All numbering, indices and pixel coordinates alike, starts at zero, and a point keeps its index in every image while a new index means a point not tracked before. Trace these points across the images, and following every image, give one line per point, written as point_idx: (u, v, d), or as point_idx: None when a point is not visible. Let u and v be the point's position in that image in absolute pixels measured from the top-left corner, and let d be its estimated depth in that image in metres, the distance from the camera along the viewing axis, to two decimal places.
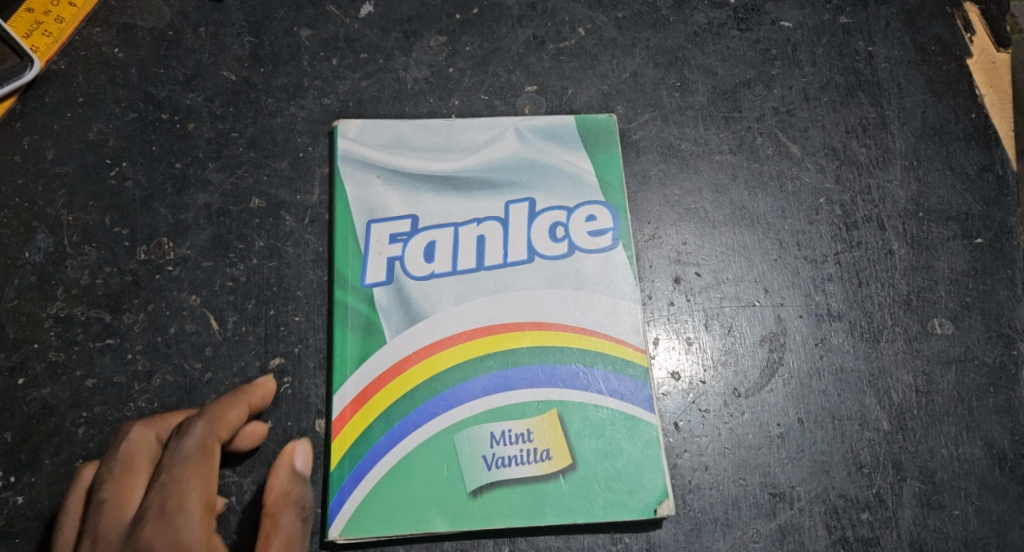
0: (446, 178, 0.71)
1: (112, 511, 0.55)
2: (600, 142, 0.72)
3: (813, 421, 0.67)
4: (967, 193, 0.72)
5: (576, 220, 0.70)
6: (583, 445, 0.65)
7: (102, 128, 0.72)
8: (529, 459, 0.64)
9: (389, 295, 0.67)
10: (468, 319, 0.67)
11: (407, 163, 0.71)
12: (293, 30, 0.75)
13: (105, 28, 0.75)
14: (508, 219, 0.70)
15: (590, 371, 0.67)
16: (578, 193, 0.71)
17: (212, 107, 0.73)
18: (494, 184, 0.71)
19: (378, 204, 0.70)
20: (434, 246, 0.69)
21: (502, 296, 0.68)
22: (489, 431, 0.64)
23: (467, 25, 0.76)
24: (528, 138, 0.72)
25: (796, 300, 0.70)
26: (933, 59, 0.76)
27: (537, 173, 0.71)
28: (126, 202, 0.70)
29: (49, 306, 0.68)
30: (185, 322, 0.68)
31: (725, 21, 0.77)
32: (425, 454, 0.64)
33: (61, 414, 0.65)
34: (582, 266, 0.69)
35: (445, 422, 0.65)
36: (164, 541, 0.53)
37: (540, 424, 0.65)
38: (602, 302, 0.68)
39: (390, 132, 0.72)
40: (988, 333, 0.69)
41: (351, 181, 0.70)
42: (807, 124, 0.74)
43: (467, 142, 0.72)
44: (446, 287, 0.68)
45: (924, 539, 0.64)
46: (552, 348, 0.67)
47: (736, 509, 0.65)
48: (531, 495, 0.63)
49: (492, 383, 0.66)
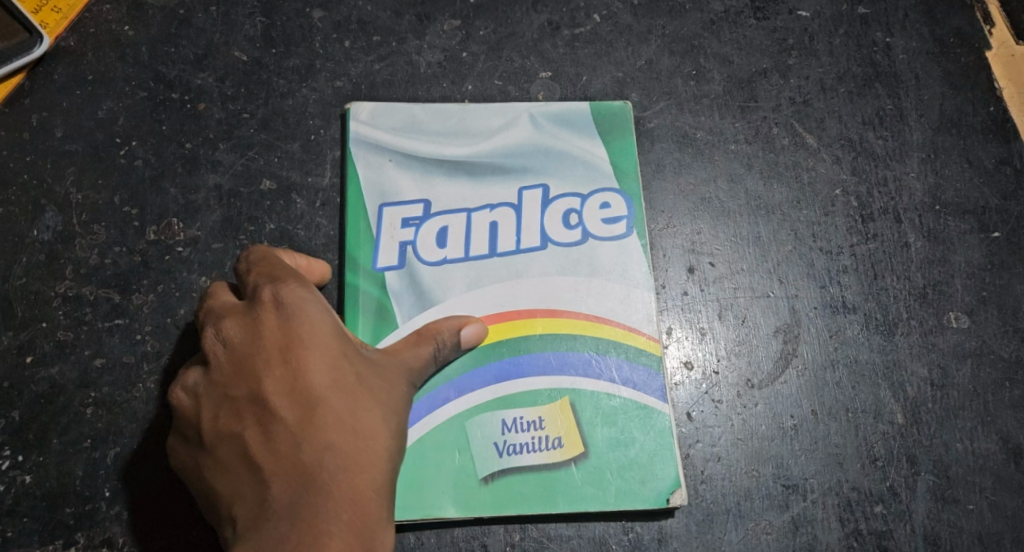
0: (459, 163, 0.70)
1: (220, 303, 0.59)
2: (614, 128, 0.72)
3: (827, 413, 0.66)
4: (985, 186, 0.72)
5: (589, 207, 0.69)
6: (595, 431, 0.64)
7: (112, 106, 0.71)
8: (540, 447, 0.63)
9: (401, 279, 0.67)
10: (480, 306, 0.66)
11: (420, 147, 0.70)
12: (305, 11, 0.75)
13: (115, 6, 0.74)
14: (520, 205, 0.69)
15: (603, 359, 0.66)
16: (592, 180, 0.70)
17: (223, 87, 0.72)
18: (508, 170, 0.70)
19: (390, 187, 0.69)
20: (446, 231, 0.68)
21: (514, 283, 0.67)
22: (501, 417, 0.64)
23: (481, 9, 0.75)
24: (542, 124, 0.71)
25: (811, 291, 0.69)
26: (951, 51, 0.75)
27: (551, 159, 0.71)
28: (136, 182, 0.70)
29: (57, 285, 0.67)
30: (195, 304, 0.67)
31: (742, 10, 0.76)
32: (434, 440, 0.63)
33: (69, 393, 0.65)
34: (595, 253, 0.68)
35: (457, 407, 0.64)
36: (291, 297, 0.57)
37: (552, 412, 0.64)
38: (616, 290, 0.67)
39: (403, 116, 0.71)
40: (1004, 328, 0.68)
41: (362, 164, 0.70)
42: (824, 114, 0.74)
43: (480, 128, 0.71)
44: (458, 273, 0.67)
45: (938, 533, 0.64)
46: (564, 336, 0.66)
47: (749, 500, 0.64)
48: (541, 482, 0.63)
49: (504, 370, 0.65)
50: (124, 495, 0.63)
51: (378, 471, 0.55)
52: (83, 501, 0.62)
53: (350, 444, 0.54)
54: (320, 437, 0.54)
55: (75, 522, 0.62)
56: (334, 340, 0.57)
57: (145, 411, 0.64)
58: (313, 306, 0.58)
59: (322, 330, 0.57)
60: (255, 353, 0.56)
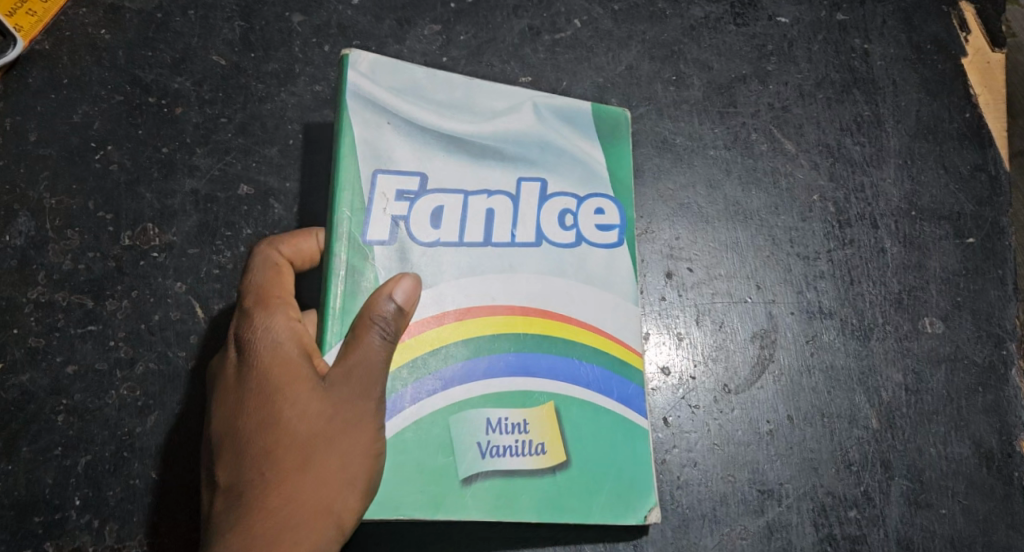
0: (457, 141, 0.61)
1: None
2: (610, 131, 0.64)
3: (803, 418, 0.67)
4: (960, 192, 0.72)
5: (586, 212, 0.62)
6: (581, 440, 0.58)
7: (88, 110, 0.71)
8: (524, 452, 0.56)
9: (390, 258, 0.57)
10: (473, 295, 0.58)
11: (421, 115, 0.60)
12: (285, 15, 0.74)
13: (92, 9, 0.74)
14: (518, 197, 0.61)
15: (591, 368, 0.59)
16: (589, 182, 0.63)
17: (201, 92, 0.72)
18: (509, 157, 0.61)
19: (386, 152, 0.59)
20: (440, 212, 0.59)
21: (508, 277, 0.59)
22: (485, 416, 0.56)
23: (462, 15, 0.75)
24: (545, 115, 0.63)
25: (788, 297, 0.69)
26: (928, 57, 0.75)
27: (551, 155, 0.62)
28: (110, 186, 0.69)
29: (29, 291, 0.67)
30: (170, 309, 0.67)
31: (722, 16, 0.76)
32: (411, 433, 0.55)
33: (40, 400, 0.65)
34: (588, 260, 0.61)
35: (438, 403, 0.56)
36: (246, 328, 0.57)
37: (539, 414, 0.57)
38: (606, 299, 0.60)
39: (406, 75, 0.61)
40: (978, 333, 0.69)
41: (359, 120, 0.59)
42: (802, 120, 0.74)
43: (482, 108, 0.62)
44: (452, 259, 0.58)
45: (911, 538, 0.64)
46: (557, 340, 0.59)
47: (724, 505, 0.65)
48: (523, 491, 0.56)
49: (493, 366, 0.57)
50: (95, 503, 0.63)
51: (311, 501, 0.53)
52: (52, 510, 0.63)
53: (274, 483, 0.53)
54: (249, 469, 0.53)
55: (44, 531, 0.62)
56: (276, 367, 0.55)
57: (118, 419, 0.65)
58: (263, 336, 0.56)
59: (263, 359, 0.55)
60: (214, 386, 0.57)
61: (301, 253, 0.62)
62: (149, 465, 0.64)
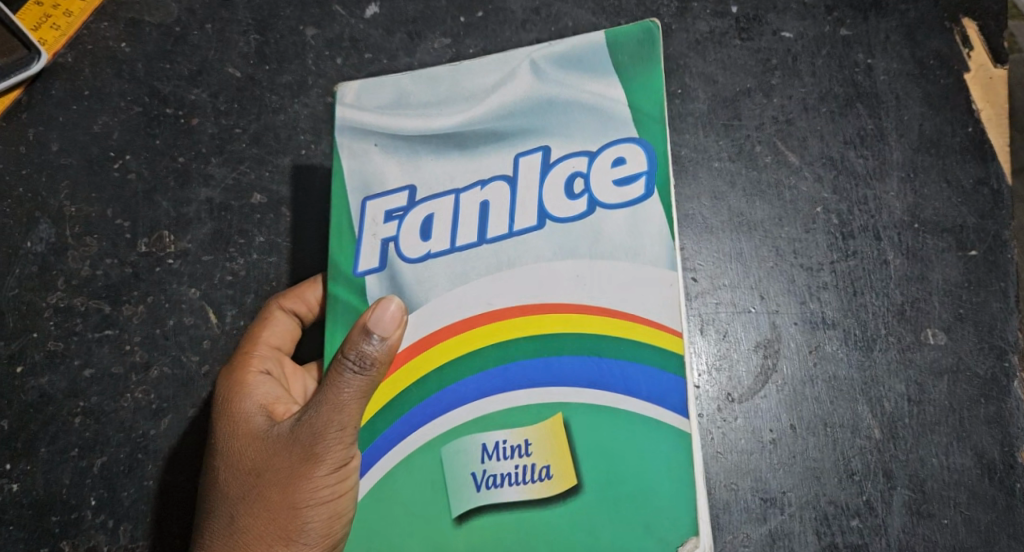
0: (450, 136, 0.60)
1: None
2: (636, 56, 0.59)
3: (805, 428, 0.68)
4: (962, 205, 0.72)
5: (600, 168, 0.58)
6: (592, 461, 0.54)
7: (107, 121, 0.74)
8: (526, 480, 0.54)
9: (382, 284, 0.58)
10: (466, 305, 0.57)
11: (407, 124, 0.60)
12: (298, 28, 0.76)
13: (112, 23, 0.76)
14: (517, 177, 0.58)
15: (603, 362, 0.55)
16: (603, 131, 0.58)
17: (216, 103, 0.74)
18: (507, 136, 0.59)
19: (373, 178, 0.60)
20: (431, 221, 0.58)
21: (505, 275, 0.57)
22: (481, 442, 0.55)
23: (471, 28, 0.76)
24: (545, 71, 0.60)
25: (792, 307, 0.70)
26: (930, 72, 0.75)
27: (555, 115, 0.59)
28: (128, 196, 0.72)
29: (50, 296, 0.70)
30: (184, 315, 0.69)
31: (726, 30, 0.77)
32: (411, 467, 0.56)
33: (58, 403, 0.68)
34: (602, 226, 0.57)
35: (432, 432, 0.56)
36: (231, 380, 0.63)
37: (540, 432, 0.54)
38: (623, 272, 0.56)
39: (391, 88, 0.61)
40: (980, 345, 0.69)
41: (346, 153, 0.61)
42: (806, 133, 0.74)
43: (475, 88, 0.60)
44: (444, 268, 0.58)
45: (912, 547, 0.66)
46: (556, 342, 0.56)
47: (727, 512, 0.67)
48: (535, 523, 0.54)
49: (489, 382, 0.56)
50: (110, 503, 0.66)
51: (264, 536, 0.56)
52: (69, 510, 0.66)
53: (228, 524, 0.56)
54: (211, 503, 0.58)
55: (61, 530, 0.66)
56: (256, 409, 0.60)
57: (133, 421, 0.68)
58: (241, 389, 0.62)
59: (245, 401, 0.61)
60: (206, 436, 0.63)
61: (305, 296, 0.67)
62: (162, 467, 0.67)
